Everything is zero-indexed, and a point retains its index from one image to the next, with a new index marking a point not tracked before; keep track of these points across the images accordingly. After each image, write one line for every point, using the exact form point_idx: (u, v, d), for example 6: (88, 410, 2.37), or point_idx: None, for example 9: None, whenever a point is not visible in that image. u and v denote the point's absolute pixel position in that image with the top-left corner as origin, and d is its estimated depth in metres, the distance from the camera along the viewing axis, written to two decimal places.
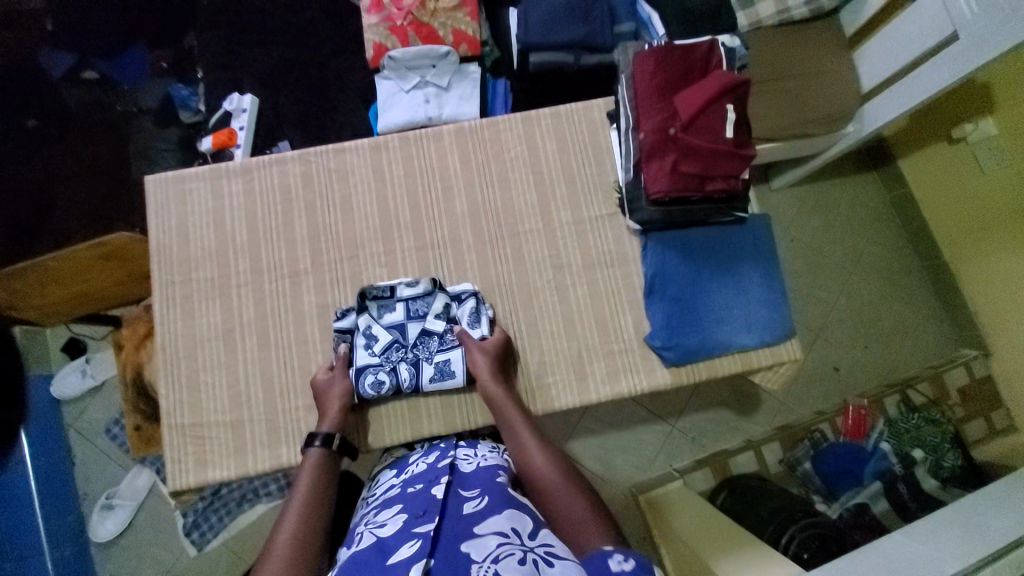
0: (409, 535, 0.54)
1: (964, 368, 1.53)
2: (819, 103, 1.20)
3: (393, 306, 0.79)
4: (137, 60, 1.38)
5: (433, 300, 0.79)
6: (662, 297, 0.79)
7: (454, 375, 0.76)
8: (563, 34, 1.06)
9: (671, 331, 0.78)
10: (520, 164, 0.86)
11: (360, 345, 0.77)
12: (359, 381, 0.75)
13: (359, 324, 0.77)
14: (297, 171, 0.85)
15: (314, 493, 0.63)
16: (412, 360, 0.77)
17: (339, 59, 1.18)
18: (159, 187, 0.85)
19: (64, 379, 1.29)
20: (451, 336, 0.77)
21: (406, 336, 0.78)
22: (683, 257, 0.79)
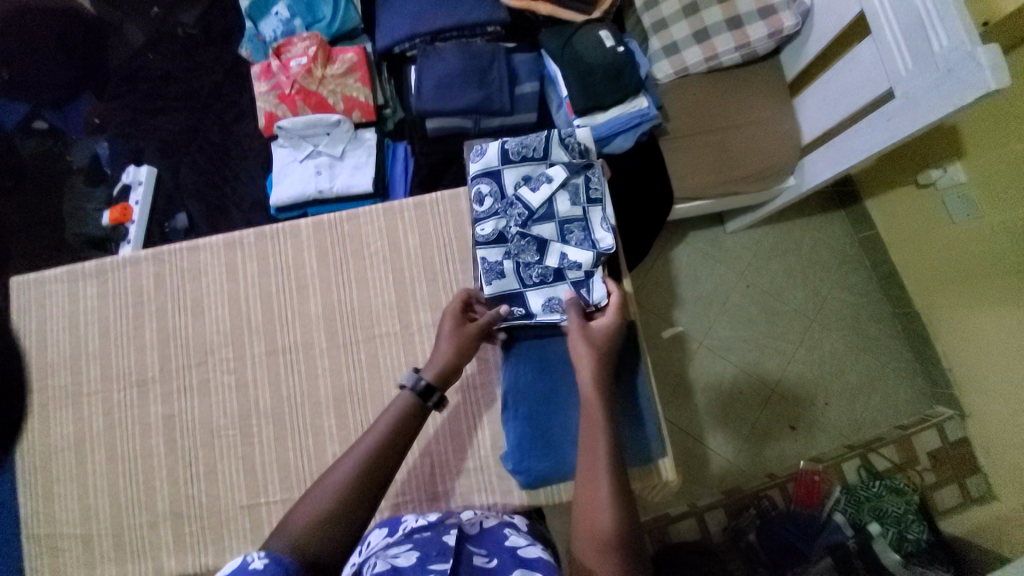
0: (425, 571, 0.54)
1: (936, 431, 1.36)
2: (748, 160, 1.11)
3: (561, 208, 0.65)
4: (77, 111, 1.29)
5: (584, 253, 0.64)
6: (514, 416, 0.72)
7: (493, 285, 0.66)
8: (457, 99, 1.00)
9: (523, 453, 0.71)
10: (380, 261, 0.81)
11: (523, 162, 0.66)
12: (476, 177, 0.67)
13: (554, 172, 0.65)
14: (150, 271, 0.81)
15: (387, 441, 0.55)
16: (504, 226, 0.65)
17: (242, 124, 1.14)
18: (20, 289, 0.83)
19: None
20: (538, 282, 0.66)
21: (538, 219, 0.65)
22: (536, 372, 0.72)
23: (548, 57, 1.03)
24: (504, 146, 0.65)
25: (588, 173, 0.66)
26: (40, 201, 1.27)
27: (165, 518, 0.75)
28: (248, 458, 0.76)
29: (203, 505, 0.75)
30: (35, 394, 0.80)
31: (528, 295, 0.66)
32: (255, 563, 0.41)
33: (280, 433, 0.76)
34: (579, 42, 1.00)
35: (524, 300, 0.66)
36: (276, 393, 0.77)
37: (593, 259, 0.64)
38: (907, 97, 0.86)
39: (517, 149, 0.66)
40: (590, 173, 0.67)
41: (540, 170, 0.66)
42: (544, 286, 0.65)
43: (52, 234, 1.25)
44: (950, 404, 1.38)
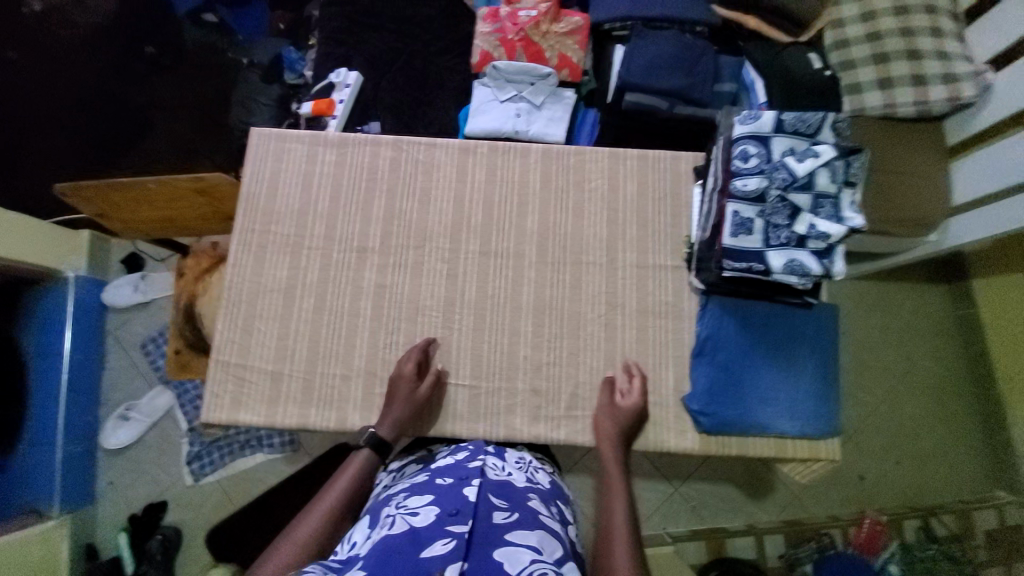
0: (442, 530, 0.56)
1: (995, 512, 1.34)
2: (902, 205, 1.17)
3: (821, 183, 0.70)
4: (254, 17, 1.43)
5: (836, 227, 0.68)
6: (710, 361, 0.77)
7: (738, 237, 0.70)
8: (665, 80, 1.07)
9: (711, 399, 0.76)
10: (598, 199, 0.87)
11: (793, 135, 0.71)
12: (744, 137, 0.72)
13: (823, 148, 0.70)
14: (388, 155, 0.87)
15: (351, 490, 0.66)
16: (765, 186, 0.70)
17: (445, 57, 1.22)
18: (262, 140, 0.88)
19: (118, 289, 1.36)
20: (782, 244, 0.70)
21: (797, 189, 0.70)
22: (740, 326, 0.77)
23: (750, 65, 1.10)
24: (782, 116, 0.71)
25: (851, 158, 0.70)
26: (206, 80, 1.33)
27: (359, 375, 0.80)
28: (445, 340, 0.81)
29: None
30: (259, 235, 0.84)
31: (771, 254, 0.70)
32: None
33: (479, 326, 0.82)
34: (789, 56, 1.08)
35: (766, 256, 0.70)
36: (482, 290, 0.83)
37: (842, 235, 0.68)
38: None
39: (793, 121, 0.71)
40: (851, 160, 0.71)
41: (806, 145, 0.71)
42: (787, 247, 0.69)
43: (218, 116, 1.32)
44: (1014, 491, 1.37)
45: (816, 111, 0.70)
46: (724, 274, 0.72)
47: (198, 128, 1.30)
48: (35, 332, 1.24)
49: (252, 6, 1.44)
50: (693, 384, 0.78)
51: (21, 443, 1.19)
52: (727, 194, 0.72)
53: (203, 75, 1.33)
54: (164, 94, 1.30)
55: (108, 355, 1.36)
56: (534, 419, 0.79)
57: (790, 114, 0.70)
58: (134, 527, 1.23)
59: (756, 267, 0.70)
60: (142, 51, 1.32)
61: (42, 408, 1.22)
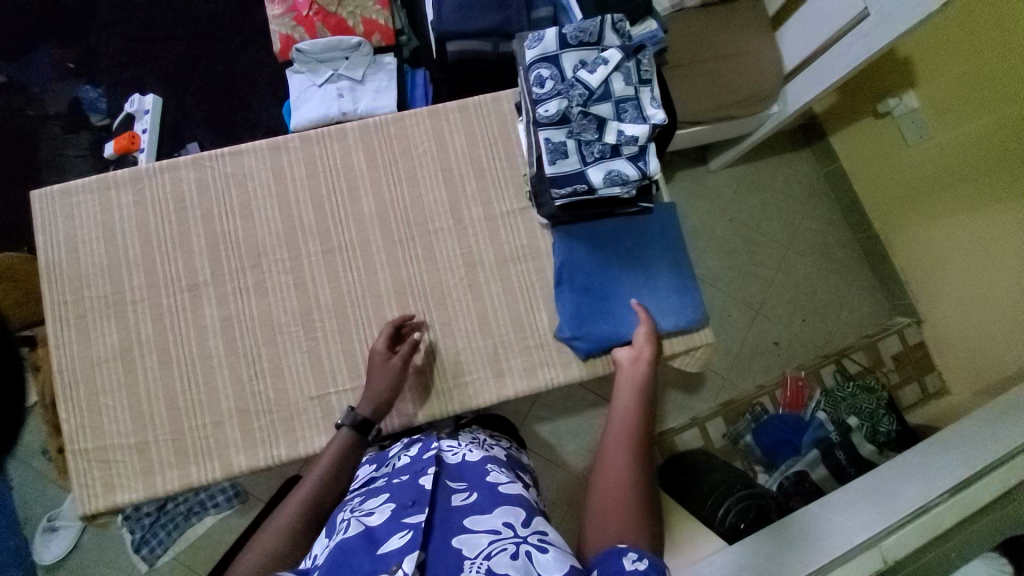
0: (397, 524, 0.51)
1: (898, 336, 1.52)
2: (738, 86, 1.21)
3: (617, 89, 0.69)
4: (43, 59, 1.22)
5: (641, 127, 0.69)
6: (570, 288, 0.79)
7: (557, 163, 0.69)
8: (479, 20, 1.01)
9: (581, 321, 0.78)
10: (429, 163, 0.83)
11: (579, 47, 0.70)
12: (535, 61, 0.69)
13: (609, 53, 0.69)
14: (191, 177, 0.80)
15: (329, 475, 0.62)
16: (566, 106, 0.69)
17: (248, 51, 1.11)
18: (44, 202, 0.79)
19: None
20: (598, 158, 0.69)
21: (597, 100, 0.69)
22: (589, 247, 0.79)
23: None
24: (564, 31, 0.69)
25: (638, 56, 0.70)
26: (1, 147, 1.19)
27: (231, 416, 0.76)
28: (312, 350, 0.78)
29: (270, 401, 0.76)
30: (74, 307, 0.77)
31: (590, 171, 0.69)
32: None
33: (343, 326, 0.78)
34: None
35: (587, 175, 0.69)
36: (336, 288, 0.79)
37: (648, 134, 0.68)
38: (881, 14, 0.97)
39: (575, 34, 0.69)
40: (640, 58, 0.71)
41: (595, 54, 0.69)
42: (603, 161, 0.69)
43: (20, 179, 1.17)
44: (909, 314, 1.52)
45: (594, 17, 0.69)
46: (556, 203, 0.72)
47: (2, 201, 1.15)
48: None
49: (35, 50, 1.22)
50: (566, 322, 0.78)
51: None
52: (535, 124, 0.70)
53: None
54: None
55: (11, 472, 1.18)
56: (425, 400, 0.77)
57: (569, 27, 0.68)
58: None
59: (580, 188, 0.70)
60: None
61: None
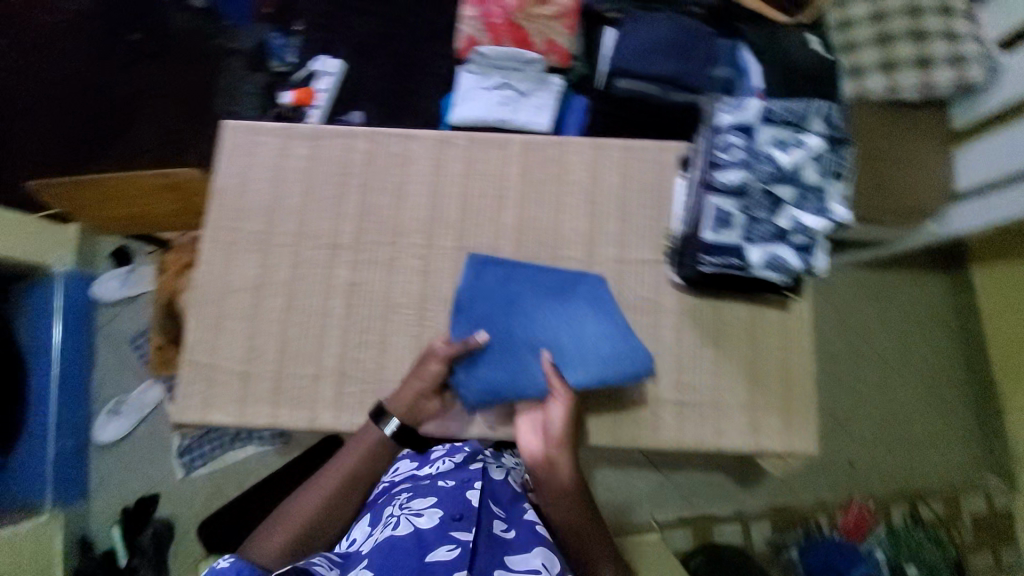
0: (446, 537, 0.66)
1: (984, 496, 1.39)
2: (907, 194, 1.14)
3: (806, 175, 0.67)
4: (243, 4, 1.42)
5: (820, 221, 0.67)
6: (467, 316, 0.77)
7: (719, 231, 0.68)
8: (658, 66, 1.04)
9: (475, 360, 0.76)
10: (577, 193, 0.84)
11: (779, 124, 0.68)
12: (731, 126, 0.69)
13: (808, 139, 0.68)
14: (362, 147, 0.86)
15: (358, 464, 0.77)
16: (749, 179, 0.68)
17: (430, 41, 1.18)
18: (234, 133, 0.86)
19: (104, 284, 1.39)
20: (763, 238, 0.68)
21: (781, 181, 0.67)
22: (500, 279, 0.79)
23: (746, 49, 1.07)
24: (769, 105, 0.68)
25: (837, 149, 0.68)
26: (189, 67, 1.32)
27: (331, 374, 0.80)
28: (420, 337, 0.81)
29: (370, 371, 0.80)
30: (226, 233, 0.83)
31: (752, 249, 0.68)
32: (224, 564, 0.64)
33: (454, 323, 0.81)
34: (787, 39, 1.06)
35: (747, 251, 0.68)
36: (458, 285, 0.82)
37: (826, 230, 0.67)
38: None
39: (780, 111, 0.68)
40: (838, 150, 0.69)
41: (792, 135, 0.68)
42: (768, 242, 0.68)
43: (196, 100, 1.30)
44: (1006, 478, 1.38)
45: (805, 101, 0.67)
46: (704, 268, 0.70)
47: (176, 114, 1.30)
48: (24, 332, 1.29)
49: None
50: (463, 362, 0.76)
51: (20, 441, 1.25)
52: (708, 187, 0.69)
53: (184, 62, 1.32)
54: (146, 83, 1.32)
55: (98, 353, 1.38)
56: (508, 418, 0.78)
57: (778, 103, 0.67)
58: (126, 519, 1.27)
59: (736, 262, 0.69)
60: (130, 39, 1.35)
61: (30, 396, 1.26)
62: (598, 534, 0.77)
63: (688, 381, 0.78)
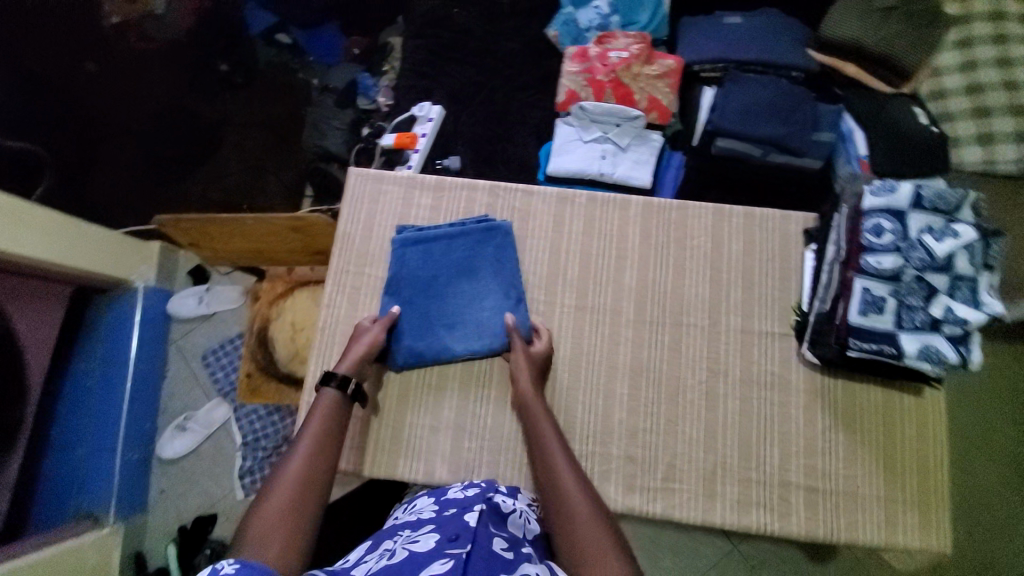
0: (439, 554, 0.52)
1: None
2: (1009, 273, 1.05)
3: (959, 265, 0.65)
4: (329, 38, 1.39)
5: (977, 314, 0.64)
6: (393, 296, 0.80)
7: (867, 316, 0.66)
8: (758, 128, 1.03)
9: (413, 336, 0.78)
10: (701, 258, 0.83)
11: (930, 210, 0.66)
12: (878, 209, 0.67)
13: (962, 228, 0.65)
14: (483, 201, 0.86)
15: (317, 441, 0.63)
16: (901, 266, 0.65)
17: (527, 92, 1.20)
18: (359, 180, 0.87)
19: (183, 300, 1.34)
20: (916, 327, 0.65)
21: (934, 269, 0.65)
22: (421, 258, 0.80)
23: (848, 114, 1.07)
24: (922, 191, 0.66)
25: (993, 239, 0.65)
26: (277, 100, 1.38)
27: (447, 430, 0.78)
28: None
29: (486, 430, 0.77)
30: (353, 277, 0.83)
31: (903, 337, 0.65)
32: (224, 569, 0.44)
33: (573, 386, 0.79)
34: (894, 110, 1.03)
35: (898, 339, 0.65)
36: (577, 347, 0.80)
37: (981, 323, 0.64)
38: None
39: (930, 197, 0.66)
40: (992, 240, 0.66)
41: (943, 223, 0.66)
42: (921, 331, 0.65)
43: (283, 129, 1.36)
44: None
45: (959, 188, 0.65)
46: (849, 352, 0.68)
47: (262, 142, 1.35)
48: (103, 340, 1.21)
49: (324, 26, 1.38)
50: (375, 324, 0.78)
51: (79, 447, 1.15)
52: (857, 268, 0.67)
53: (274, 95, 1.38)
54: (233, 110, 1.37)
55: (169, 363, 1.35)
56: (629, 490, 0.75)
57: (930, 190, 0.65)
58: (181, 540, 1.20)
59: (886, 350, 0.66)
60: (217, 67, 1.37)
61: (103, 403, 1.19)
62: (601, 520, 0.58)
63: (821, 463, 0.75)
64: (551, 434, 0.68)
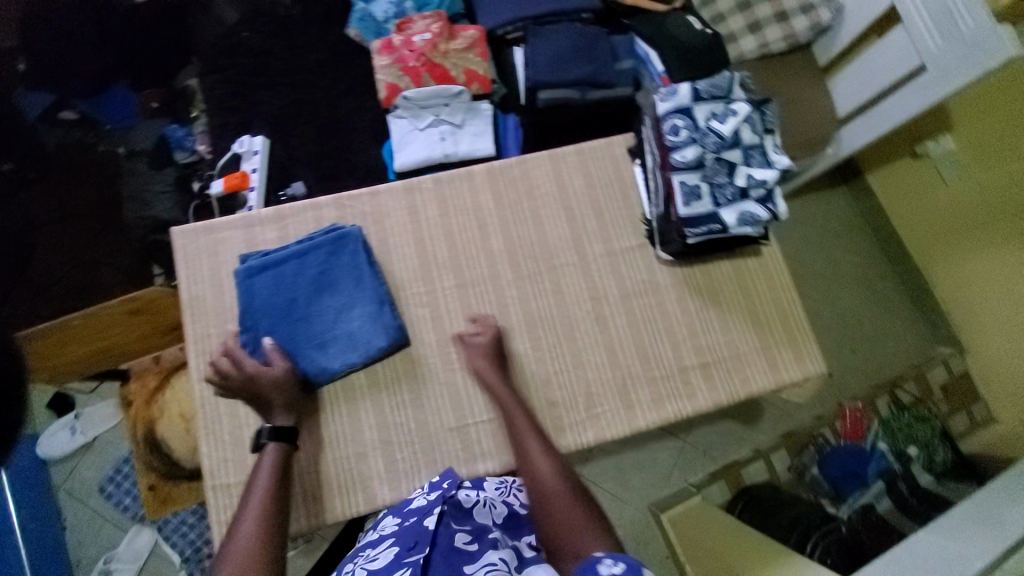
0: (400, 564, 0.57)
1: (943, 367, 1.56)
2: (801, 130, 1.31)
3: (745, 137, 0.76)
4: (122, 99, 1.28)
5: (770, 172, 0.75)
6: (254, 335, 0.76)
7: (691, 205, 0.75)
8: (569, 72, 1.11)
9: (284, 366, 0.75)
10: (553, 202, 0.88)
11: (709, 100, 0.77)
12: (671, 111, 0.76)
13: (737, 106, 0.76)
14: (333, 216, 0.84)
15: (267, 496, 0.64)
16: (702, 153, 0.75)
17: (349, 97, 1.17)
18: (187, 238, 0.82)
19: (53, 438, 1.19)
20: (730, 200, 0.76)
21: (728, 148, 0.75)
22: (271, 287, 0.76)
23: (639, 39, 1.19)
24: (698, 86, 0.76)
25: (763, 108, 0.77)
26: (85, 181, 1.23)
27: (375, 447, 0.77)
28: (451, 383, 0.80)
29: (411, 432, 0.78)
30: (219, 339, 0.79)
31: (723, 212, 0.75)
32: None
33: (480, 358, 0.81)
34: (671, 23, 1.17)
35: (720, 216, 0.76)
36: (472, 321, 0.82)
37: (777, 180, 0.75)
38: (937, 68, 1.06)
39: (706, 89, 0.76)
40: (764, 108, 0.78)
41: (724, 107, 0.76)
42: (735, 202, 0.76)
43: (100, 212, 1.21)
44: (952, 344, 1.57)
45: (725, 74, 0.76)
46: (689, 241, 0.77)
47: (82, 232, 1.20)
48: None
49: (113, 88, 1.27)
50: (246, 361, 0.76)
51: None
52: (670, 167, 0.77)
53: (79, 176, 1.23)
54: (36, 208, 1.21)
55: (63, 511, 1.19)
56: (561, 430, 0.80)
57: (703, 82, 0.75)
58: None
59: (714, 228, 0.76)
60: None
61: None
62: (587, 519, 0.62)
63: (704, 341, 0.85)
64: (529, 433, 0.72)
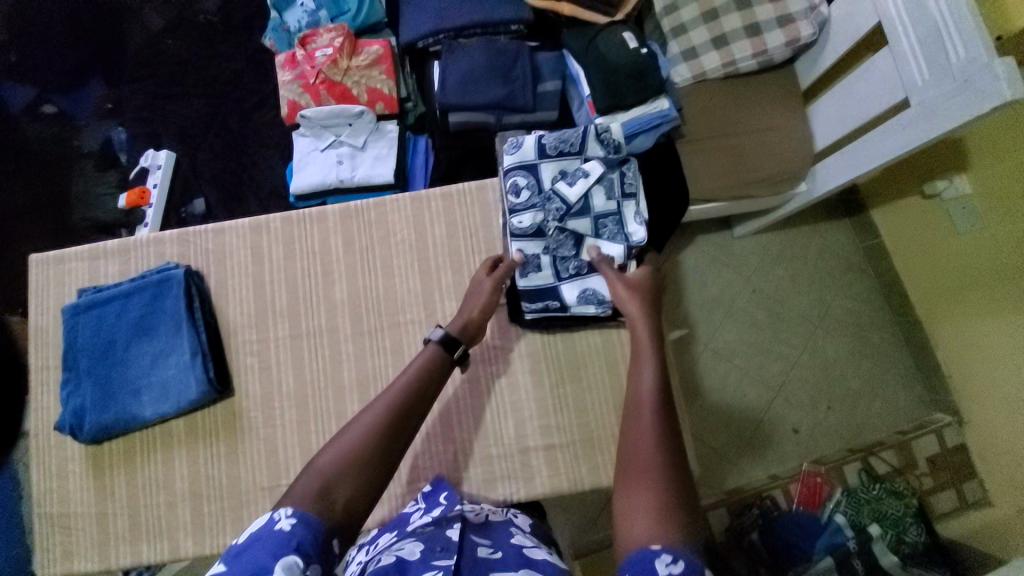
0: (427, 565, 0.51)
1: (934, 436, 1.18)
2: (761, 163, 1.07)
3: (595, 204, 0.71)
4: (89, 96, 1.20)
5: (618, 246, 0.70)
6: (73, 376, 0.76)
7: (529, 276, 0.71)
8: (479, 95, 1.00)
9: (96, 410, 0.74)
10: (407, 250, 0.81)
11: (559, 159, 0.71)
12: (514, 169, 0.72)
13: (588, 167, 0.70)
14: (175, 252, 0.82)
15: (408, 395, 0.56)
16: (542, 219, 0.70)
17: (261, 111, 1.15)
18: (40, 268, 0.83)
19: None
20: (573, 273, 0.71)
21: (575, 214, 0.70)
22: (96, 324, 0.76)
23: (570, 55, 1.04)
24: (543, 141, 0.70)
25: (621, 168, 0.71)
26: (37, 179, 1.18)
27: (185, 497, 0.75)
28: (270, 440, 0.76)
29: (223, 486, 0.75)
30: (54, 371, 0.80)
31: (564, 287, 0.71)
32: (281, 522, 0.43)
33: (303, 418, 0.76)
34: (604, 42, 1.01)
35: (560, 291, 0.71)
36: (300, 376, 0.78)
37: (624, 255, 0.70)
38: (921, 105, 0.80)
39: (555, 145, 0.71)
40: (624, 169, 0.72)
41: (576, 165, 0.71)
42: (578, 277, 0.71)
43: (50, 212, 1.17)
44: (949, 411, 1.19)
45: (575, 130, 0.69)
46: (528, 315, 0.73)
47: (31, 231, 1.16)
48: None
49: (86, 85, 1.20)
50: (64, 401, 0.75)
51: None
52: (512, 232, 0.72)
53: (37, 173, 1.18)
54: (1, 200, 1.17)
55: None
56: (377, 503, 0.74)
57: (549, 138, 0.69)
58: None
59: (553, 304, 0.72)
60: None
61: None
62: (677, 500, 0.47)
63: (553, 420, 0.76)
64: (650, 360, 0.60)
